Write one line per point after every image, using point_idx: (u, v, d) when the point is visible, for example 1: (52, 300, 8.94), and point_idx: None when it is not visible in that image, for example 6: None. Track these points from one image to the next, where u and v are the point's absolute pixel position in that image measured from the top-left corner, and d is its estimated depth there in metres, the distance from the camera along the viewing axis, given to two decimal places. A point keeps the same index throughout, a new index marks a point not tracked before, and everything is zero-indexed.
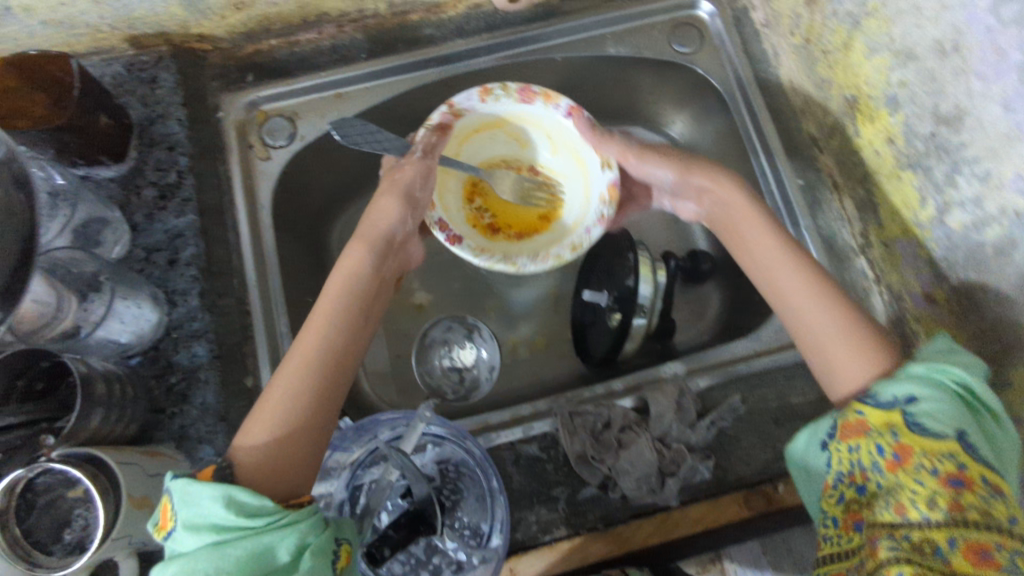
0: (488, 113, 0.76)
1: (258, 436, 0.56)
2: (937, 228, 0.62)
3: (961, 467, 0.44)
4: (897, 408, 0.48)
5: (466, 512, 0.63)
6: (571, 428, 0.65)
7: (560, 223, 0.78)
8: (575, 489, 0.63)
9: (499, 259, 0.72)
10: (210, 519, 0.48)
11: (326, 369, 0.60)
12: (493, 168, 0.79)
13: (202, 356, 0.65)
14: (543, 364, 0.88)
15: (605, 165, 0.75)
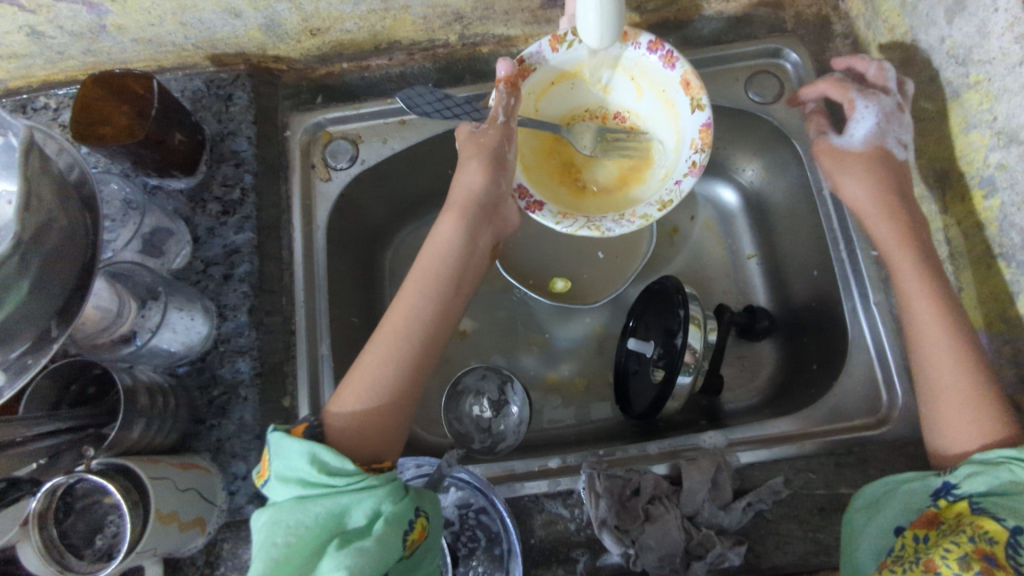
0: (564, 64, 0.65)
1: (346, 404, 0.58)
2: None
3: (1000, 551, 0.45)
4: (1006, 527, 0.46)
5: (481, 561, 0.63)
6: (596, 491, 0.62)
7: (654, 172, 0.67)
8: (596, 553, 0.61)
9: (582, 224, 0.62)
10: (297, 472, 0.51)
11: (412, 342, 0.62)
12: (572, 118, 0.71)
13: (245, 372, 0.67)
14: (580, 406, 0.85)
15: (695, 106, 0.62)
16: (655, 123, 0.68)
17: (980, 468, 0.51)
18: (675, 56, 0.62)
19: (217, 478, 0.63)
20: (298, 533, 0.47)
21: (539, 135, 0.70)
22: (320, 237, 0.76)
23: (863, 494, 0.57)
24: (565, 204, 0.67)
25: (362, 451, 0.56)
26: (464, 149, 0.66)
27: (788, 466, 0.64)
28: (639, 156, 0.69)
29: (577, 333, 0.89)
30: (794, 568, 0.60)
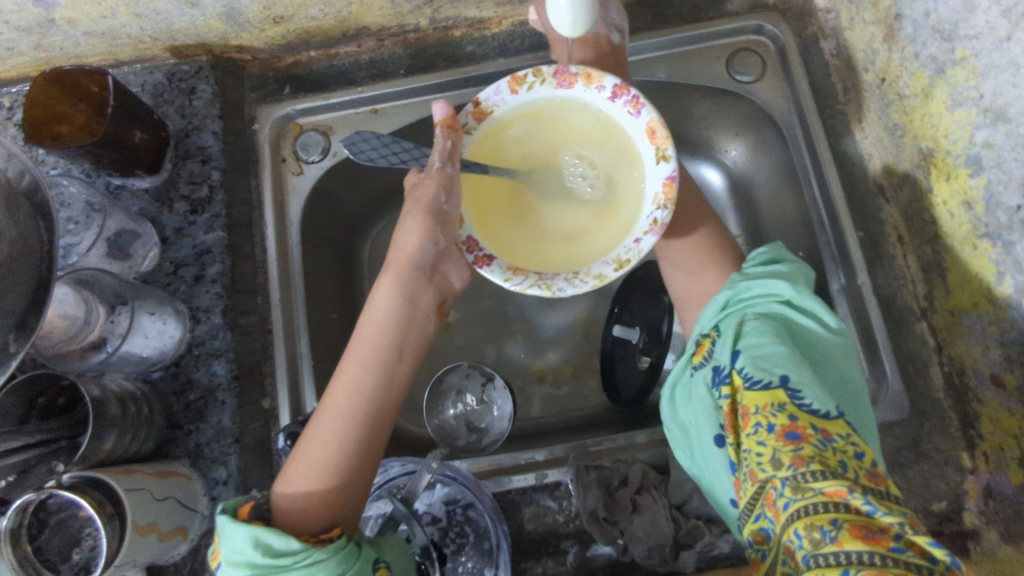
0: (525, 107, 0.62)
1: (292, 483, 0.54)
2: (1013, 306, 0.57)
3: (792, 418, 0.46)
4: (777, 386, 0.48)
5: (469, 557, 0.62)
6: (585, 483, 0.61)
7: (619, 222, 0.60)
8: (585, 544, 0.61)
9: (531, 281, 0.57)
10: (242, 556, 0.48)
11: (356, 419, 0.56)
12: (532, 162, 0.63)
13: (221, 376, 0.65)
14: (569, 394, 0.85)
15: (660, 157, 0.58)
16: (621, 173, 0.61)
17: (722, 338, 0.54)
18: (641, 100, 0.58)
19: (198, 485, 0.61)
20: None
21: (492, 180, 0.62)
22: (294, 233, 0.74)
23: (677, 420, 0.57)
24: (517, 256, 0.59)
25: (318, 523, 0.54)
26: (407, 203, 0.60)
27: None
28: (608, 207, 0.62)
29: (562, 321, 0.88)
30: None
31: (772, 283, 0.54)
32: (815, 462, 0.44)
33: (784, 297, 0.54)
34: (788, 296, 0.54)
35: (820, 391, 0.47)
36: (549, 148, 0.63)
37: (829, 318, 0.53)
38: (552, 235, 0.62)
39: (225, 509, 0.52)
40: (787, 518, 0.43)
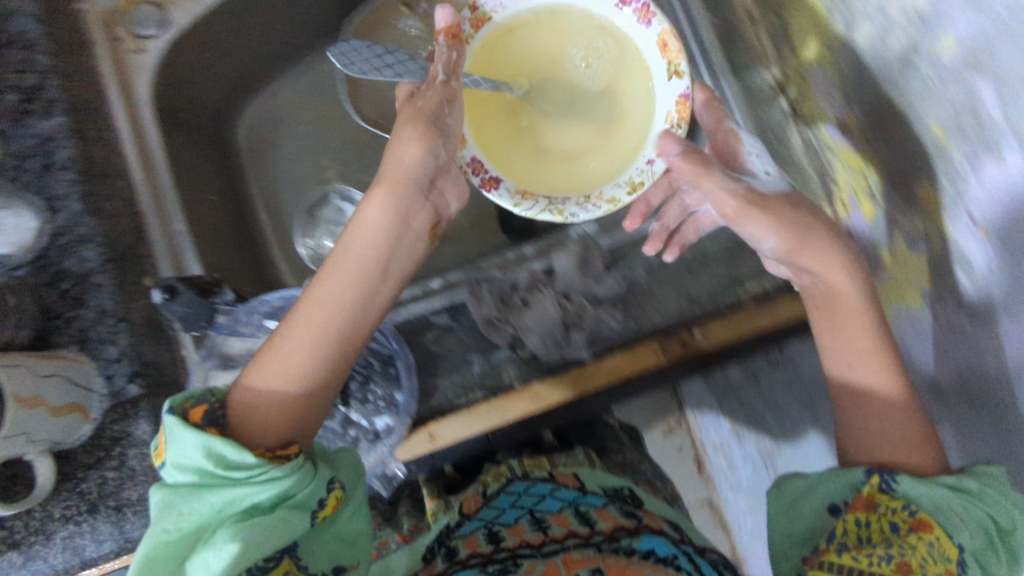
0: (518, 12, 0.69)
1: (257, 380, 0.53)
2: (847, 44, 0.57)
3: (951, 562, 0.46)
4: (903, 505, 0.50)
5: (379, 385, 0.65)
6: (479, 296, 0.67)
7: (620, 138, 0.71)
8: (486, 352, 0.64)
9: (542, 207, 0.67)
10: (191, 460, 0.47)
11: (334, 334, 0.55)
12: (538, 68, 0.71)
13: (93, 260, 0.62)
14: (470, 242, 0.86)
15: (673, 74, 0.67)
16: (633, 93, 0.71)
17: (927, 490, 0.50)
18: (651, 10, 0.67)
19: (92, 369, 0.60)
20: (192, 519, 0.45)
21: (489, 95, 0.70)
22: (147, 115, 0.71)
23: (789, 497, 0.56)
24: (514, 172, 0.69)
25: (272, 436, 0.52)
26: (402, 114, 0.63)
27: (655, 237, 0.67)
28: (610, 122, 0.72)
29: None
30: (677, 324, 0.64)
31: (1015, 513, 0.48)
32: (902, 570, 0.45)
33: (990, 523, 0.48)
34: (1002, 530, 0.48)
35: (978, 537, 0.47)
36: (540, 57, 0.71)
37: (1013, 532, 0.48)
38: (550, 160, 0.71)
39: (176, 408, 0.49)
40: None
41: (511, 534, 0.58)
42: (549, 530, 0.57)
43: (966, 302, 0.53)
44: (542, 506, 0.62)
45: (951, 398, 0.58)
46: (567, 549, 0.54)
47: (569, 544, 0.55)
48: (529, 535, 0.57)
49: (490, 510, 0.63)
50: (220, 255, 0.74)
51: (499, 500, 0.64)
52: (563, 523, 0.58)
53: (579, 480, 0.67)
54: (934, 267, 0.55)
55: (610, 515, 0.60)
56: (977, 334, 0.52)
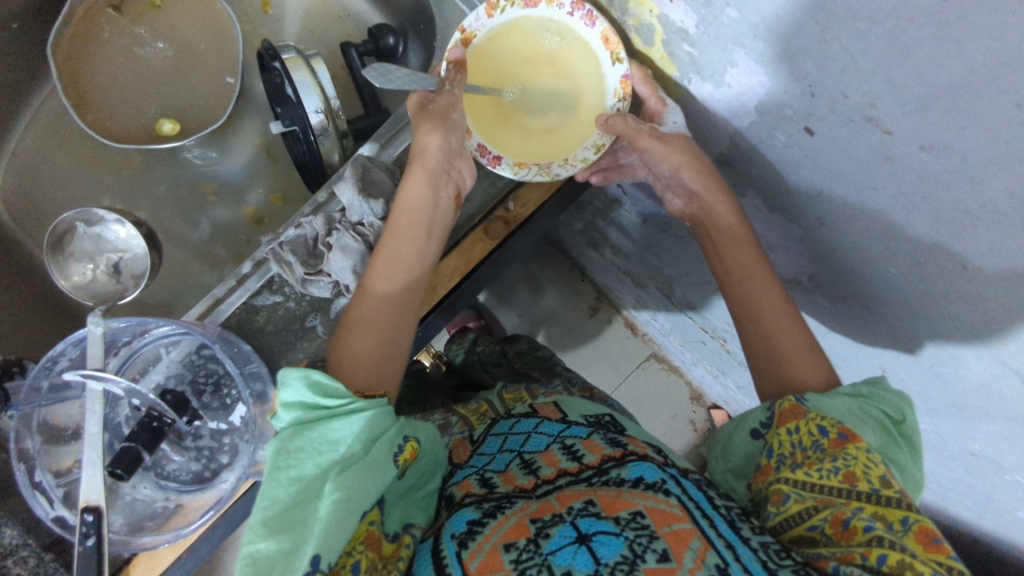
0: (502, 29, 0.63)
1: (361, 329, 0.56)
2: None
3: (868, 459, 0.47)
4: (807, 407, 0.51)
5: (232, 386, 0.62)
6: (282, 259, 0.61)
7: (590, 105, 0.63)
8: (325, 310, 0.63)
9: (534, 172, 0.61)
10: (297, 403, 0.49)
11: (407, 291, 0.58)
12: (497, 76, 0.63)
13: None
14: (286, 215, 0.87)
15: (614, 60, 0.61)
16: (559, 54, 0.63)
17: (836, 396, 0.52)
18: (595, 12, 0.59)
19: None
20: (296, 457, 0.45)
21: (481, 98, 0.64)
22: None
23: (728, 432, 0.56)
24: (519, 154, 0.63)
25: (361, 375, 0.54)
26: (417, 122, 0.60)
27: None
28: (571, 101, 0.64)
29: (243, 161, 0.87)
30: (492, 203, 0.66)
31: (895, 404, 0.52)
32: (842, 480, 0.46)
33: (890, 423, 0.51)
34: (896, 425, 0.51)
35: (879, 430, 0.50)
36: (520, 61, 0.63)
37: (908, 425, 0.51)
38: (541, 136, 0.64)
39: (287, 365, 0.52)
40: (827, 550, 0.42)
41: (501, 480, 0.54)
42: (540, 471, 0.54)
43: (702, 67, 0.54)
44: (529, 446, 0.58)
45: (738, 160, 0.61)
46: (559, 488, 0.51)
47: (561, 483, 0.52)
48: (520, 479, 0.54)
49: (481, 457, 0.60)
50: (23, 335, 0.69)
51: (489, 445, 0.61)
52: (553, 462, 0.55)
53: (562, 412, 0.64)
54: (667, 49, 0.57)
55: (599, 443, 0.56)
56: (721, 92, 0.54)
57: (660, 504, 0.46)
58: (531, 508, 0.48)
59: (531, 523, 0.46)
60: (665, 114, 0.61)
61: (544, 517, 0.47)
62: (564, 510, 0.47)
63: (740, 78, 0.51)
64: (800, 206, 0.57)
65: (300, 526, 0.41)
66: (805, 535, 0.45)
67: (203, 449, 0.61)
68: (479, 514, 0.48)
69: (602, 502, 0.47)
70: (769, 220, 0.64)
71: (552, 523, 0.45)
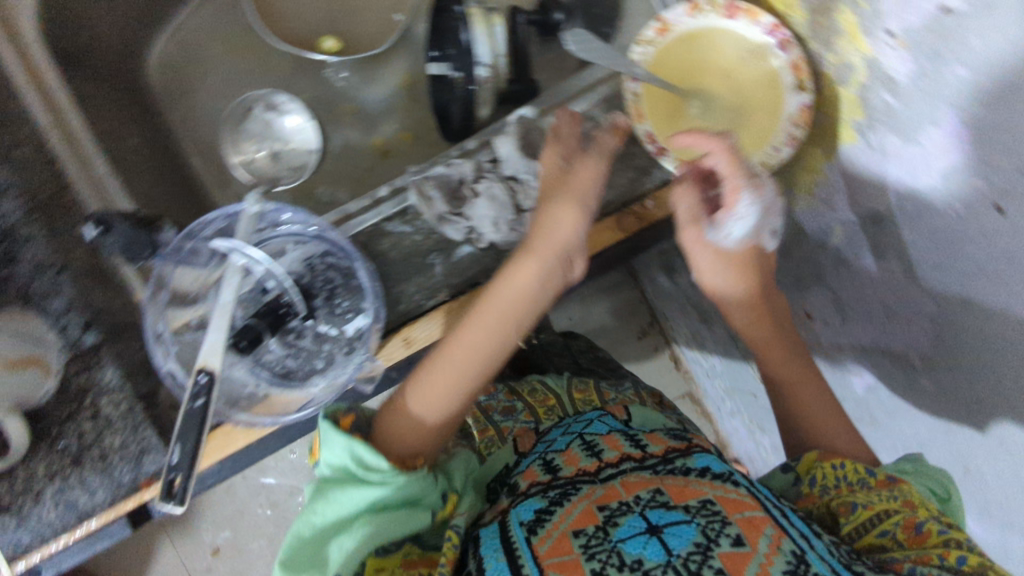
0: (695, 33, 0.64)
1: (417, 402, 0.58)
2: None
3: (916, 493, 0.53)
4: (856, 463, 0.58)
5: (343, 296, 0.63)
6: (424, 193, 0.65)
7: (759, 125, 0.63)
8: (449, 252, 0.64)
9: (696, 173, 0.62)
10: (338, 460, 0.54)
11: (477, 377, 0.58)
12: (678, 77, 0.65)
13: (13, 214, 0.59)
14: (412, 156, 0.84)
15: (796, 88, 0.60)
16: (742, 70, 0.63)
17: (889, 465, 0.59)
18: (792, 39, 0.59)
19: (38, 323, 0.58)
20: (335, 513, 0.52)
21: (656, 93, 0.65)
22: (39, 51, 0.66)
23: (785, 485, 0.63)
24: (681, 153, 0.64)
25: (404, 448, 0.56)
26: (573, 156, 0.63)
27: (595, 112, 0.67)
28: (740, 117, 0.64)
29: (383, 95, 0.86)
30: (631, 197, 0.66)
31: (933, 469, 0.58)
32: (901, 506, 0.52)
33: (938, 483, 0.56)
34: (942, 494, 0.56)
35: (931, 487, 0.56)
36: (703, 67, 0.64)
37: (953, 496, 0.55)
38: None
39: (329, 414, 0.56)
40: (904, 558, 0.48)
41: (565, 460, 0.58)
42: (602, 454, 0.58)
43: (897, 118, 0.55)
44: (591, 430, 0.62)
45: (893, 219, 0.60)
46: (623, 473, 0.55)
47: (625, 467, 0.56)
48: (583, 461, 0.58)
49: (544, 443, 0.64)
50: (152, 195, 0.71)
51: (551, 432, 0.65)
52: (615, 446, 0.59)
53: (628, 413, 0.67)
54: (861, 94, 0.57)
55: (660, 440, 0.61)
56: (909, 147, 0.55)
57: (728, 494, 0.52)
58: (597, 493, 0.53)
59: (600, 510, 0.51)
60: (738, 210, 0.61)
61: (612, 505, 0.51)
62: (632, 499, 0.51)
63: (939, 139, 0.51)
64: (946, 280, 0.57)
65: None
66: (875, 543, 0.52)
67: (302, 350, 0.63)
68: (547, 503, 0.53)
69: (669, 492, 0.52)
70: (899, 287, 0.64)
71: (621, 513, 0.50)
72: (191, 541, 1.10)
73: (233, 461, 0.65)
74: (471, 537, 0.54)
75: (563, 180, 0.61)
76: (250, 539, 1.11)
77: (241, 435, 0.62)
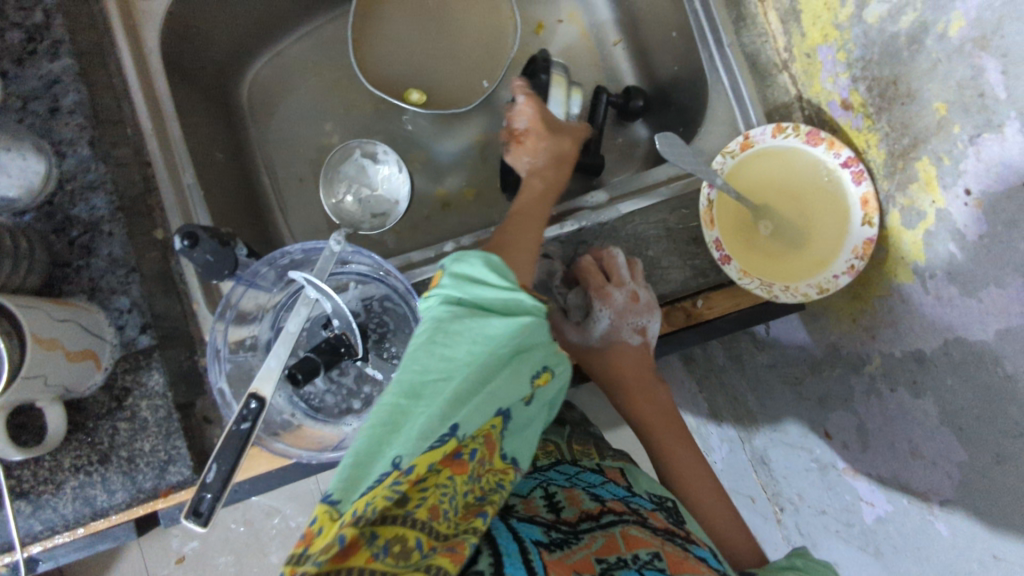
0: (774, 154, 0.67)
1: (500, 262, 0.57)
2: (855, 27, 0.61)
3: None
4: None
5: (395, 343, 0.64)
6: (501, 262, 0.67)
7: (821, 250, 0.65)
8: None
9: (755, 283, 0.64)
10: (472, 269, 0.46)
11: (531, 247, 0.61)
12: (752, 190, 0.67)
13: (102, 208, 0.61)
14: (470, 213, 0.88)
15: (864, 222, 0.62)
16: (817, 195, 0.66)
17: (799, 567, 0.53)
18: (865, 174, 0.62)
19: (100, 316, 0.59)
20: (449, 342, 0.41)
21: (729, 200, 0.67)
22: (154, 60, 0.69)
23: None
24: (742, 260, 0.65)
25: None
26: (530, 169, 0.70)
27: (664, 208, 0.69)
28: (803, 239, 0.66)
29: (456, 148, 0.90)
30: (681, 293, 0.68)
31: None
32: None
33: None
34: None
35: None
36: (776, 185, 0.67)
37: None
38: (765, 255, 0.66)
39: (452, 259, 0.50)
40: None
41: (568, 501, 0.54)
42: (604, 501, 0.55)
43: (957, 268, 0.57)
44: (600, 490, 0.58)
45: (937, 361, 0.61)
46: (624, 524, 0.51)
47: (626, 519, 0.52)
48: (586, 505, 0.54)
49: (541, 479, 0.60)
50: (225, 208, 0.73)
51: (551, 474, 0.61)
52: (620, 505, 0.55)
53: (628, 480, 0.62)
54: (926, 239, 0.59)
55: (664, 517, 0.55)
56: (966, 299, 0.57)
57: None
58: (598, 543, 0.47)
59: (597, 561, 0.45)
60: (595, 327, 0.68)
61: (610, 559, 0.45)
62: (631, 556, 0.46)
63: (1000, 300, 0.53)
64: (982, 432, 0.58)
65: (430, 387, 0.39)
66: None
67: (343, 386, 0.63)
68: (549, 538, 0.45)
69: (668, 560, 0.46)
70: (932, 430, 0.64)
71: (618, 567, 0.45)
72: (158, 549, 1.04)
73: (250, 484, 0.64)
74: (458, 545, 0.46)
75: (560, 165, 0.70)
76: (217, 554, 1.05)
77: (264, 460, 0.63)
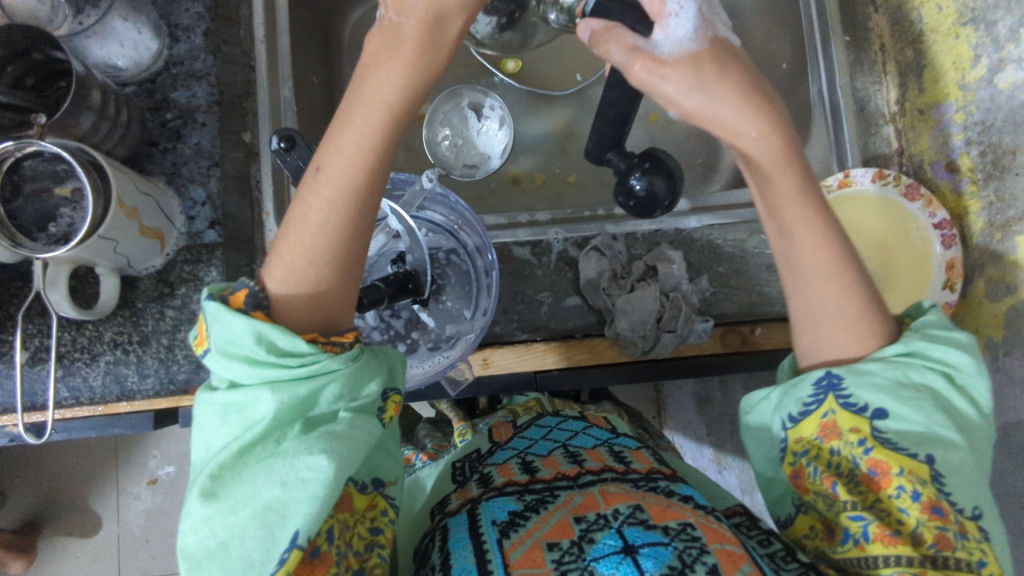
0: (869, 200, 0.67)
1: (281, 261, 0.45)
2: (982, 90, 0.60)
3: (894, 481, 0.42)
4: (869, 413, 0.44)
5: (451, 297, 0.64)
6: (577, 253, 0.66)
7: (894, 303, 0.65)
8: (559, 296, 0.65)
9: None
10: (241, 348, 0.41)
11: (367, 181, 0.44)
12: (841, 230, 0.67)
13: (201, 98, 0.61)
14: (537, 200, 0.84)
15: (945, 285, 0.62)
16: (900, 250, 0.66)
17: (896, 382, 0.44)
18: (958, 239, 0.62)
19: (173, 201, 0.59)
20: (257, 431, 0.40)
21: None
22: None
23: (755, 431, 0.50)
24: None
25: (314, 321, 0.46)
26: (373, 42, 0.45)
27: (743, 228, 0.68)
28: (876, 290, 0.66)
29: (541, 130, 0.86)
30: (743, 318, 0.66)
31: (947, 353, 0.45)
32: (919, 509, 0.41)
33: (944, 371, 0.45)
34: (953, 371, 0.45)
35: (925, 423, 0.43)
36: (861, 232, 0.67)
37: (961, 378, 0.45)
38: None
39: (216, 294, 0.43)
40: None
41: (543, 464, 0.52)
42: (584, 462, 0.52)
43: None
44: (576, 441, 0.56)
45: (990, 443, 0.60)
46: (604, 481, 0.49)
47: (606, 477, 0.50)
48: (563, 466, 0.51)
49: (521, 440, 0.57)
50: (309, 131, 0.73)
51: (531, 431, 0.59)
52: (599, 458, 0.52)
53: (610, 424, 0.62)
54: (1010, 313, 0.58)
55: (647, 459, 0.54)
56: None
57: (712, 524, 0.44)
58: (575, 501, 0.47)
59: (575, 522, 0.45)
60: (669, 8, 0.45)
61: (589, 517, 0.45)
62: (610, 512, 0.45)
63: None
64: None
65: (237, 491, 0.38)
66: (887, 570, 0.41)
67: (392, 326, 0.63)
68: (523, 508, 0.47)
69: (650, 510, 0.45)
70: None
71: (597, 528, 0.44)
72: (133, 465, 1.03)
73: None
74: (440, 526, 0.49)
75: (440, 30, 0.44)
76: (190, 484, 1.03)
77: None
